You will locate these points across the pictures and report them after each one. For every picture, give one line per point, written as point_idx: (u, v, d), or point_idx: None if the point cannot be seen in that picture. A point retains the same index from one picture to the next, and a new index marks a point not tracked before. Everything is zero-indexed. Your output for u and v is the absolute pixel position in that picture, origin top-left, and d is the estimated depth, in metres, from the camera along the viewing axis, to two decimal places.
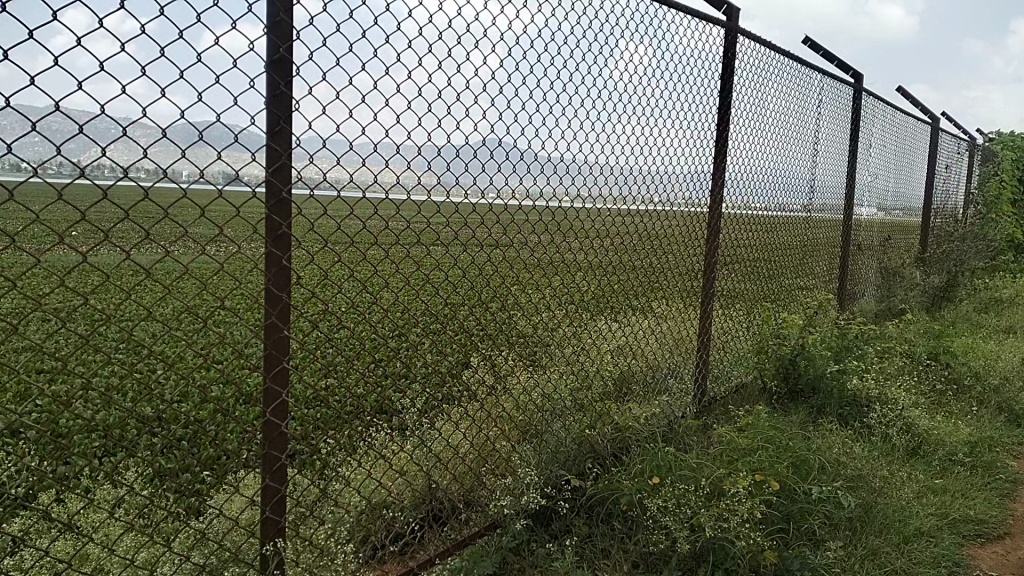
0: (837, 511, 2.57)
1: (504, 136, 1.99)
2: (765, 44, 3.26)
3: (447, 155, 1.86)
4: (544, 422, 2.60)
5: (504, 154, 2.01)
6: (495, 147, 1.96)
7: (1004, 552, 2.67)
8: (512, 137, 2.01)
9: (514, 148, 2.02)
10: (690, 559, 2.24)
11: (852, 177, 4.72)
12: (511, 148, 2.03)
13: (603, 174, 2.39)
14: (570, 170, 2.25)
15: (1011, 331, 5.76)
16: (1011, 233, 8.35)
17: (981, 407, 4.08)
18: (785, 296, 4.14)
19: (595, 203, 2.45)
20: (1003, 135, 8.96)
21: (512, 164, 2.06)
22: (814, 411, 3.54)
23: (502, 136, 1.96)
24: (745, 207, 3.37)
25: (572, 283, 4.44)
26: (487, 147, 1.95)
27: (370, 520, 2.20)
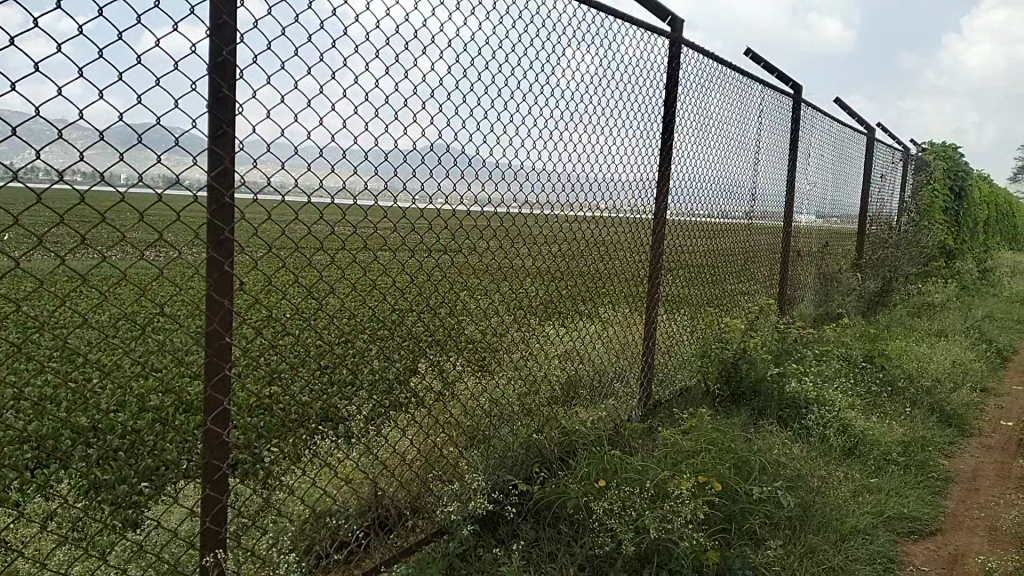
0: (777, 511, 2.65)
1: (454, 142, 2.00)
2: (708, 54, 3.34)
3: (395, 160, 1.86)
4: (492, 428, 2.61)
5: (453, 159, 2.02)
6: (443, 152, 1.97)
7: (935, 547, 2.78)
8: (463, 143, 2.01)
9: (464, 153, 2.03)
10: (635, 561, 2.27)
11: (792, 185, 4.86)
12: (460, 153, 2.04)
13: (551, 181, 2.42)
14: (520, 176, 2.27)
15: (942, 335, 5.99)
16: (943, 240, 8.68)
17: (914, 408, 4.24)
18: (728, 301, 4.23)
19: (543, 211, 2.48)
20: (935, 146, 9.33)
21: (463, 169, 2.06)
22: (755, 414, 3.63)
23: (451, 143, 1.97)
24: (688, 214, 3.44)
25: (520, 288, 4.46)
26: (434, 153, 1.96)
27: (315, 529, 2.17)
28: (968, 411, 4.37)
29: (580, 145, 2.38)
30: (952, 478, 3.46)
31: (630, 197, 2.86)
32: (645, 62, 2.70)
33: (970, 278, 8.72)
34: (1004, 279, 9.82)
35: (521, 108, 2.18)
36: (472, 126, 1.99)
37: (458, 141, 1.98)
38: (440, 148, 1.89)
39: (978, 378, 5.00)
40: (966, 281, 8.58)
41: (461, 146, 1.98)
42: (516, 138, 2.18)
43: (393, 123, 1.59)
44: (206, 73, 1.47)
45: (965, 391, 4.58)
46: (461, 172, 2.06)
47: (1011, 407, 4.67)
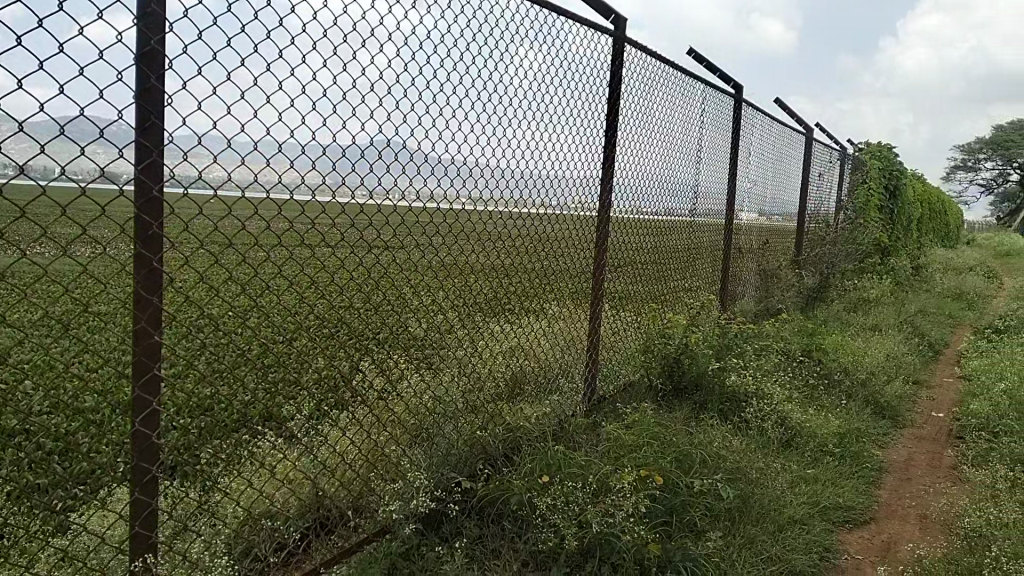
0: (717, 502, 2.70)
1: (397, 137, 1.96)
2: (651, 53, 3.37)
3: (335, 154, 1.82)
4: (435, 425, 2.59)
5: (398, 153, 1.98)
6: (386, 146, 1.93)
7: (869, 536, 2.87)
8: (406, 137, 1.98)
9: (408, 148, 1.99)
10: (577, 555, 2.28)
11: (734, 182, 4.94)
12: (403, 147, 2.01)
13: (494, 177, 2.41)
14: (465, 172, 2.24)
15: (876, 329, 6.19)
16: (878, 237, 8.95)
17: (850, 401, 4.37)
18: (671, 297, 4.28)
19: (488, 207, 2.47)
20: (871, 146, 9.61)
21: (410, 165, 2.03)
22: (697, 408, 3.69)
23: (392, 137, 1.94)
24: (632, 211, 3.46)
25: (466, 284, 4.44)
26: (375, 148, 1.93)
27: (253, 532, 2.12)
28: (901, 403, 4.53)
29: (526, 140, 2.37)
30: (885, 468, 3.58)
31: (575, 194, 2.86)
32: (589, 59, 2.71)
33: (903, 274, 9.03)
34: (935, 275, 10.20)
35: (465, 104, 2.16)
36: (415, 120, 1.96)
37: (401, 135, 1.94)
38: (383, 144, 1.85)
39: (910, 371, 5.18)
40: (899, 277, 8.88)
41: (403, 140, 1.95)
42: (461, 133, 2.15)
43: (332, 116, 1.56)
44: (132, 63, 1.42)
45: (898, 383, 4.74)
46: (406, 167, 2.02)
47: (941, 399, 4.85)
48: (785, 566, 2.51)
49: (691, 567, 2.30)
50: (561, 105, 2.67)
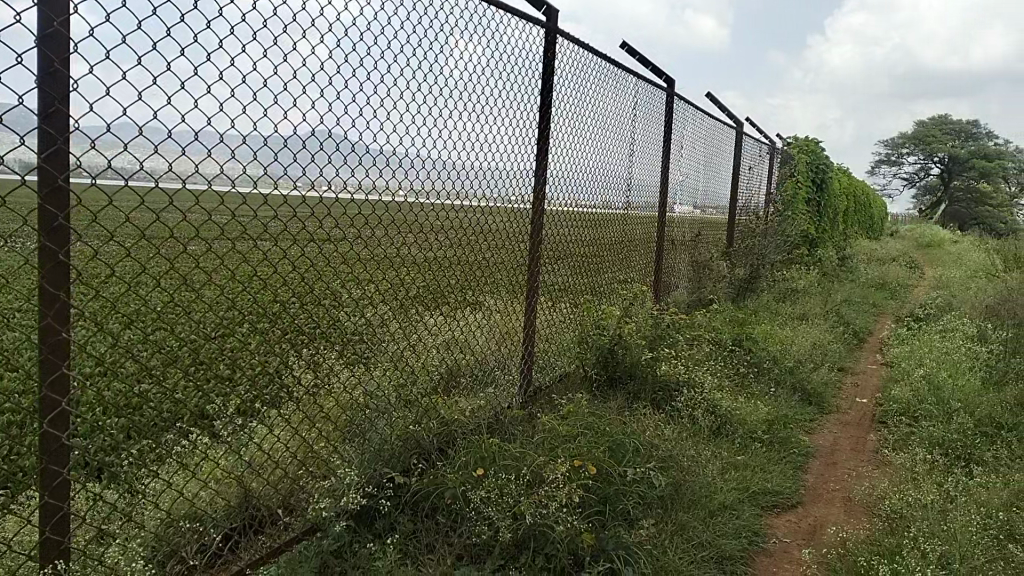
0: (650, 491, 2.73)
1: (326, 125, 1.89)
2: (583, 45, 3.36)
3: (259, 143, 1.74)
4: (367, 421, 2.54)
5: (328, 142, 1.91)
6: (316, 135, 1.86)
7: (796, 519, 2.96)
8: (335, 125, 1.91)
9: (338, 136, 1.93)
10: (512, 547, 2.28)
11: (667, 175, 5.00)
12: (332, 136, 1.94)
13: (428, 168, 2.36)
14: (399, 163, 2.18)
15: (803, 318, 6.38)
16: (806, 229, 9.21)
17: (778, 388, 4.49)
18: (607, 288, 4.31)
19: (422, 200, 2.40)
20: (799, 140, 9.89)
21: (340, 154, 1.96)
22: (631, 397, 3.73)
23: (320, 126, 1.87)
24: (566, 203, 3.46)
25: (401, 277, 4.39)
26: (300, 137, 1.84)
27: (178, 534, 2.03)
28: (826, 390, 4.67)
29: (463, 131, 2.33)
30: (811, 453, 3.69)
31: (511, 186, 2.84)
32: (524, 50, 2.67)
33: (830, 265, 9.31)
34: (860, 265, 10.56)
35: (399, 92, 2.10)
36: (345, 109, 1.90)
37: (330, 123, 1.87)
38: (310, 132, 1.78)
39: (835, 359, 5.35)
40: (826, 268, 9.16)
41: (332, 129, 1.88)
42: (394, 123, 2.09)
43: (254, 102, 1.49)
44: (33, 46, 1.34)
45: (824, 370, 4.89)
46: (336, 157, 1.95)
47: (864, 385, 5.03)
48: (716, 552, 2.55)
49: (624, 556, 2.32)
50: (495, 96, 2.63)
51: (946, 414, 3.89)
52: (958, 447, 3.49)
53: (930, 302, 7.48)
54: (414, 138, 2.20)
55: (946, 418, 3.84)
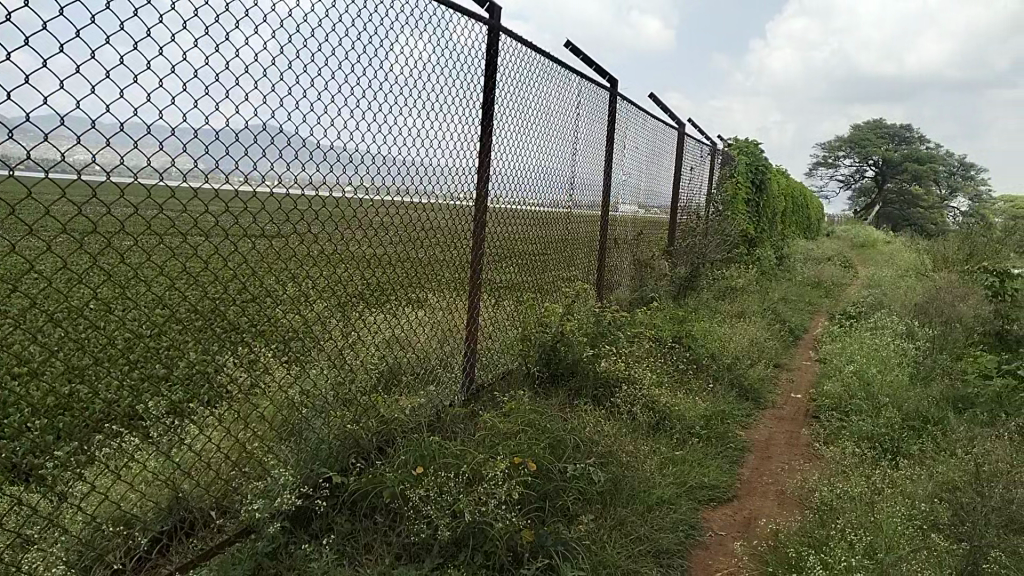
0: (589, 487, 2.75)
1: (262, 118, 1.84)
2: (527, 44, 3.35)
3: (190, 135, 1.69)
4: (304, 420, 2.48)
5: (264, 135, 1.86)
6: (251, 127, 1.81)
7: (731, 513, 3.02)
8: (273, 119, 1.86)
9: (275, 130, 1.88)
10: (451, 545, 2.27)
11: (609, 174, 5.03)
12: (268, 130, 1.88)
13: (370, 163, 2.32)
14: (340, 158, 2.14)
15: (741, 316, 6.52)
16: (745, 228, 9.41)
17: (717, 384, 4.57)
18: (550, 286, 4.31)
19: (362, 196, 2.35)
20: (739, 142, 10.10)
21: (277, 148, 1.91)
22: (572, 394, 3.76)
23: (256, 120, 1.82)
24: (510, 200, 3.44)
25: (342, 274, 4.32)
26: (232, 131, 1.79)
27: (106, 539, 1.95)
28: (762, 386, 4.78)
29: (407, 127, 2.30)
30: (747, 448, 3.77)
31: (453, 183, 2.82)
32: (469, 48, 2.65)
33: (768, 264, 9.53)
34: (796, 264, 10.84)
35: (340, 86, 2.05)
36: (284, 103, 1.85)
37: (266, 116, 1.83)
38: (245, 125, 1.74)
39: (772, 355, 5.48)
40: (764, 267, 9.38)
41: (268, 123, 1.83)
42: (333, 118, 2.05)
43: (186, 93, 1.44)
44: None
45: (760, 366, 5.01)
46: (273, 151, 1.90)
47: (798, 381, 5.17)
48: (653, 546, 2.59)
49: (563, 552, 2.33)
50: (439, 93, 2.59)
51: (874, 409, 4.02)
52: (886, 440, 3.61)
53: (861, 300, 7.73)
54: (355, 133, 2.16)
55: (875, 413, 3.97)
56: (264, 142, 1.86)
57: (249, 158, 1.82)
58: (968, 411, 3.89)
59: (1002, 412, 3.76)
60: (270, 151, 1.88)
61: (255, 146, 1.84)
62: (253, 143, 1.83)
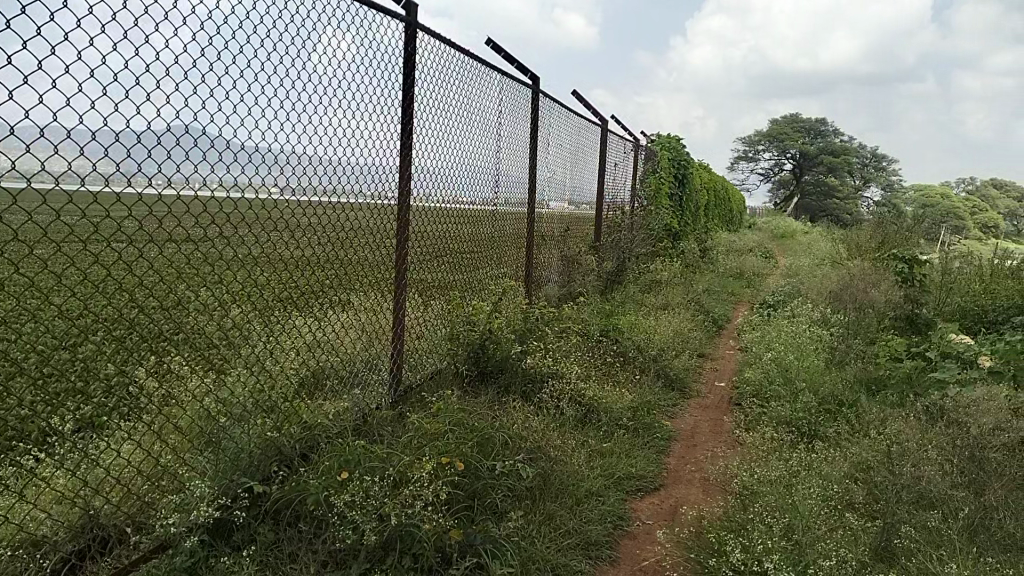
0: (518, 483, 2.76)
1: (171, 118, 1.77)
2: (446, 40, 3.30)
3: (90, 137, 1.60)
4: (222, 429, 2.38)
5: (176, 136, 1.79)
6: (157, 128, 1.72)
7: (658, 502, 3.08)
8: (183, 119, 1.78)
9: (188, 130, 1.80)
10: (378, 550, 2.22)
11: (534, 171, 5.03)
12: (178, 130, 1.79)
13: (288, 163, 2.23)
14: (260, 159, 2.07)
15: (666, 308, 6.64)
16: (669, 223, 9.60)
17: (643, 375, 4.64)
18: (478, 285, 4.30)
19: (279, 196, 2.26)
20: (661, 138, 10.31)
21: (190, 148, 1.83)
22: (502, 391, 3.75)
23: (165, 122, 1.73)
24: (433, 199, 3.39)
25: (265, 278, 4.21)
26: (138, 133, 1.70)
27: (10, 563, 1.84)
28: (687, 376, 4.88)
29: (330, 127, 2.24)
30: (672, 437, 3.85)
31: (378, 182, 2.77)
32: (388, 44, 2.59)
33: (691, 257, 9.74)
34: (718, 256, 11.12)
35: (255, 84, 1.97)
36: (194, 101, 1.76)
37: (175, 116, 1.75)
38: (151, 125, 1.65)
39: (696, 346, 5.60)
40: (688, 260, 9.58)
41: (179, 123, 1.75)
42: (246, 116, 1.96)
43: (81, 92, 1.36)
44: None
45: (684, 357, 5.11)
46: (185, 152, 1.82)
47: (721, 370, 5.30)
48: (582, 538, 2.61)
49: (491, 550, 2.33)
50: (359, 91, 2.52)
51: (792, 394, 4.15)
52: (804, 424, 3.74)
53: (780, 290, 7.98)
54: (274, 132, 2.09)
55: (793, 398, 4.09)
56: (176, 143, 1.79)
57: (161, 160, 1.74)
58: (881, 393, 4.05)
59: (911, 392, 3.93)
60: (177, 152, 1.79)
61: (166, 148, 1.76)
62: (158, 144, 1.73)
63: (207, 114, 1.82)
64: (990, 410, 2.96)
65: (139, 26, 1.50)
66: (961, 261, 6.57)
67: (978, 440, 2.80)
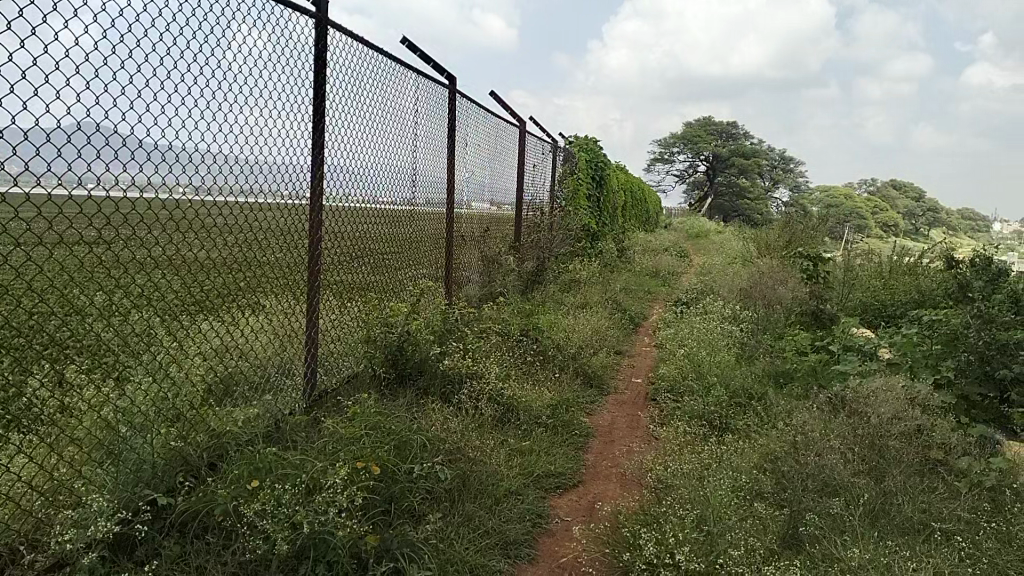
0: (436, 485, 2.73)
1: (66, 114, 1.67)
2: (359, 38, 3.22)
3: None
4: (123, 440, 2.26)
5: (75, 133, 1.69)
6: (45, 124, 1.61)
7: (576, 498, 3.10)
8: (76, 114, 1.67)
9: (85, 126, 1.71)
10: (291, 559, 2.15)
11: (452, 171, 4.99)
12: (72, 127, 1.68)
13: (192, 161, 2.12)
14: (165, 157, 1.98)
15: (584, 306, 6.72)
16: (587, 222, 9.73)
17: (562, 373, 4.68)
18: (396, 286, 4.23)
19: (184, 196, 2.15)
20: (579, 139, 10.45)
21: (88, 146, 1.74)
22: (420, 393, 3.71)
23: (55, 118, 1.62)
24: (348, 199, 3.30)
25: (172, 281, 4.04)
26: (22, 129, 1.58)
27: None
28: (605, 373, 4.94)
29: (239, 123, 2.16)
30: (590, 434, 3.89)
31: (290, 181, 2.69)
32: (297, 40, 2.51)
33: (610, 256, 9.89)
34: (635, 255, 11.34)
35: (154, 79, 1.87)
36: (87, 95, 1.65)
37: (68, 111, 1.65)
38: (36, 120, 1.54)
39: (614, 343, 5.69)
40: (607, 259, 9.74)
41: (71, 119, 1.64)
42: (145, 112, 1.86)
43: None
44: None
45: (602, 354, 5.18)
46: (82, 149, 1.73)
47: (637, 367, 5.39)
48: (500, 538, 2.61)
49: (408, 553, 2.30)
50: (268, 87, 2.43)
51: (704, 388, 4.26)
52: (716, 418, 3.84)
53: (693, 288, 8.19)
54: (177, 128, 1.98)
55: (705, 392, 4.20)
56: (75, 141, 1.69)
57: (55, 158, 1.64)
58: (788, 385, 4.19)
59: (815, 384, 4.09)
60: (68, 149, 1.68)
61: (64, 145, 1.67)
62: (47, 140, 1.62)
63: (103, 109, 1.72)
64: (888, 400, 3.10)
65: (21, 14, 1.39)
66: (861, 259, 6.90)
67: (877, 429, 2.93)
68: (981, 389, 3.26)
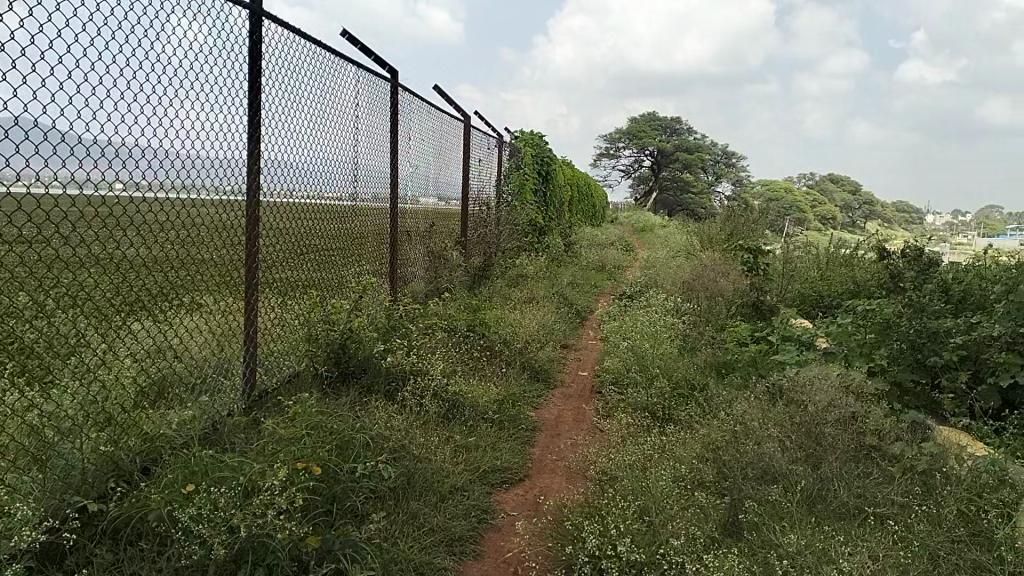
0: (379, 484, 2.69)
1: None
2: (296, 30, 3.14)
3: None
4: (50, 446, 2.16)
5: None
6: None
7: (522, 493, 3.10)
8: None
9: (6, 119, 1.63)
10: (229, 563, 2.09)
11: (396, 166, 4.93)
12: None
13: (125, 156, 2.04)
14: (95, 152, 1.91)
15: (531, 301, 6.73)
16: (533, 217, 9.74)
17: (509, 368, 4.68)
18: (339, 283, 4.15)
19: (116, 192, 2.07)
20: (524, 134, 10.44)
21: (8, 139, 1.66)
22: (364, 391, 3.65)
23: None
24: (287, 195, 3.21)
25: (103, 283, 3.91)
26: None
27: None
28: (552, 367, 4.95)
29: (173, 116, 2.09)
30: (536, 429, 3.89)
31: (228, 176, 2.62)
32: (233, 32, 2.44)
33: (557, 251, 9.93)
34: (583, 249, 11.42)
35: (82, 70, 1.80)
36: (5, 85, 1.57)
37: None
38: None
39: (560, 338, 5.71)
40: (554, 253, 9.78)
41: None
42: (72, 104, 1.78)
43: None
44: None
45: (548, 349, 5.20)
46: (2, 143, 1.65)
47: (584, 361, 5.43)
48: (445, 536, 2.58)
49: (351, 554, 2.25)
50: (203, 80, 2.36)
51: (649, 380, 4.30)
52: (660, 409, 3.88)
53: (637, 282, 8.27)
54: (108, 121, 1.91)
55: (650, 384, 4.25)
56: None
57: None
58: (729, 375, 4.26)
59: (756, 373, 4.17)
60: None
61: None
62: None
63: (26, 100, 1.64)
64: (824, 389, 3.18)
65: None
66: (800, 251, 7.07)
67: (814, 417, 2.99)
68: (912, 375, 3.35)
